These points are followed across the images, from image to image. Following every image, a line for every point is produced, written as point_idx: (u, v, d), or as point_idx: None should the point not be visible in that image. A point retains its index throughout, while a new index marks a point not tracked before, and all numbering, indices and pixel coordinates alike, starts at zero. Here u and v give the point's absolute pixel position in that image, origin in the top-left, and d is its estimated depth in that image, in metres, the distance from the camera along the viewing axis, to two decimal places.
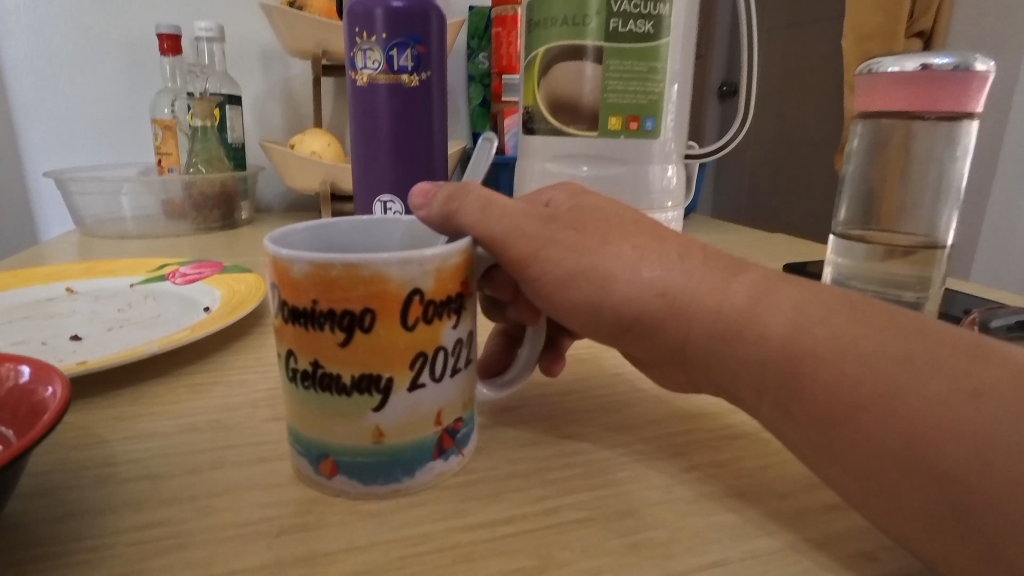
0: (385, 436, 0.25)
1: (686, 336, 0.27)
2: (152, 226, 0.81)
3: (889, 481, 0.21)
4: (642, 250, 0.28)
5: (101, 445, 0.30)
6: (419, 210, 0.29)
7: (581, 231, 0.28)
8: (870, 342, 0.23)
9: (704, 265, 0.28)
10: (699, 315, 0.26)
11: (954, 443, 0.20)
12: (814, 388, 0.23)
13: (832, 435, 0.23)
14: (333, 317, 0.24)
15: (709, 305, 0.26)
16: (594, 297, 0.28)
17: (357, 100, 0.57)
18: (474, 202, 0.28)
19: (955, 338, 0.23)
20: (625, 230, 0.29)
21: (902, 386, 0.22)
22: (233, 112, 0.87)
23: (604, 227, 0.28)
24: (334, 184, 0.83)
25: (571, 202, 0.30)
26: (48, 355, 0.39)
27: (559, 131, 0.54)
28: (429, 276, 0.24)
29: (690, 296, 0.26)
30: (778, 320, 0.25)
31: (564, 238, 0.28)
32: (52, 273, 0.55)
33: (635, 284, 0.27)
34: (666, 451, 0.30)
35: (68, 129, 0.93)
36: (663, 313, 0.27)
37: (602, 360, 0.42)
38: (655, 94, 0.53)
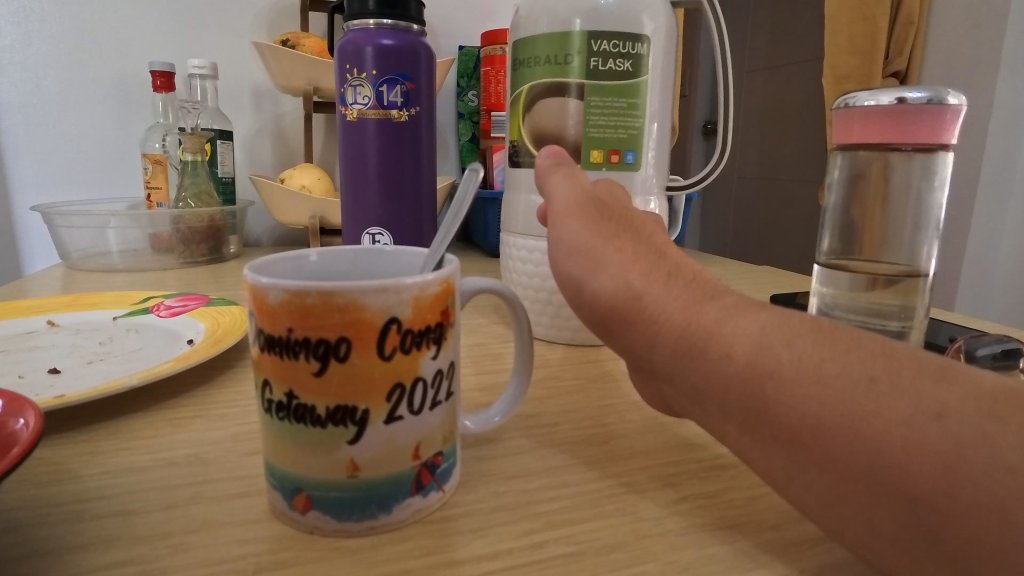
0: (359, 470, 0.24)
1: (651, 342, 0.26)
2: (138, 260, 0.81)
3: (856, 500, 0.21)
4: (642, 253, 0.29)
5: (73, 481, 0.29)
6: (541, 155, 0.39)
7: (604, 221, 0.31)
8: (833, 364, 0.22)
9: (681, 284, 0.27)
10: (666, 328, 0.26)
11: (917, 463, 0.19)
12: (778, 409, 0.22)
13: (799, 457, 0.22)
14: (307, 345, 0.23)
15: (677, 323, 0.25)
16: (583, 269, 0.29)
17: (345, 135, 0.57)
18: (564, 173, 0.36)
19: (921, 361, 0.22)
20: (651, 238, 0.31)
21: (864, 408, 0.21)
22: (224, 147, 0.88)
23: (626, 229, 0.31)
24: (323, 218, 0.84)
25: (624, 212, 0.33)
26: (24, 389, 0.39)
27: None
28: (406, 304, 0.24)
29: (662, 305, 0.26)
30: (741, 340, 0.24)
31: (594, 220, 0.31)
32: (33, 306, 0.54)
33: (618, 272, 0.28)
34: (654, 483, 0.30)
35: (58, 165, 0.93)
36: (635, 314, 0.27)
37: (590, 391, 0.42)
38: (635, 129, 0.54)
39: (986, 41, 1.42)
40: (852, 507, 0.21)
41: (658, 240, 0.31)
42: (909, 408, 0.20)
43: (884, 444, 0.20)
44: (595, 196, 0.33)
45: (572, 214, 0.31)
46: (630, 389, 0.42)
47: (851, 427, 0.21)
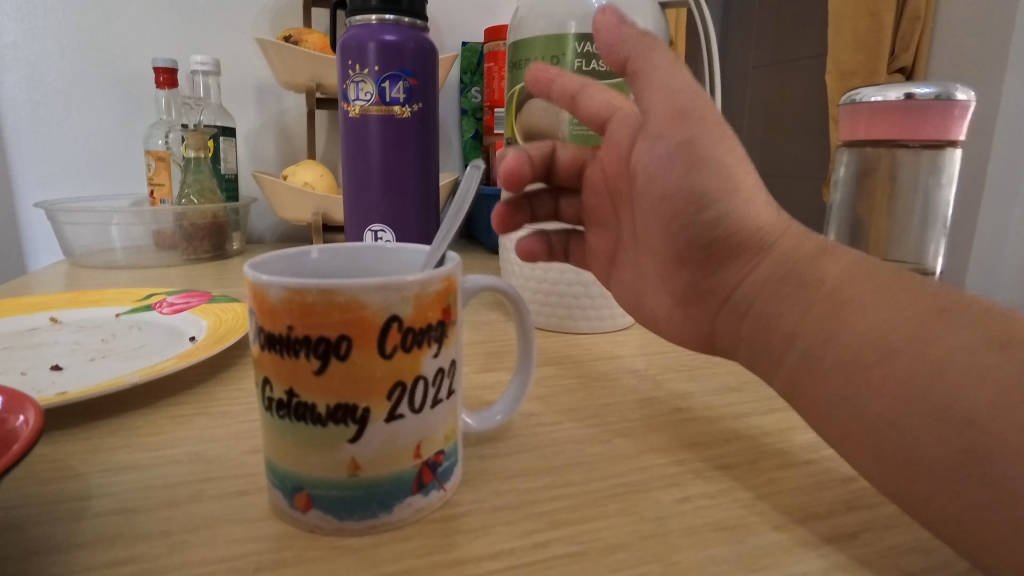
0: (361, 468, 0.24)
1: (743, 277, 0.31)
2: (141, 257, 0.81)
3: (907, 423, 0.24)
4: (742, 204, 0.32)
5: (75, 478, 0.29)
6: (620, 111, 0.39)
7: (706, 169, 0.33)
8: (906, 302, 0.26)
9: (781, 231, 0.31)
10: (764, 263, 0.31)
11: (965, 391, 0.23)
12: (851, 327, 0.26)
13: (857, 376, 0.26)
14: (308, 344, 0.23)
15: (767, 259, 0.31)
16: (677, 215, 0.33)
17: (348, 132, 0.57)
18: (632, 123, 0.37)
19: (979, 310, 0.25)
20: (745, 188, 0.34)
21: (925, 336, 0.25)
22: (227, 144, 0.88)
23: (726, 179, 0.33)
24: (326, 215, 0.84)
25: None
26: (27, 386, 0.39)
27: None
28: (408, 302, 0.24)
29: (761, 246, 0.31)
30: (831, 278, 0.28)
31: (687, 169, 0.33)
32: (36, 303, 0.54)
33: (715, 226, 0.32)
34: (658, 482, 0.30)
35: (62, 162, 0.93)
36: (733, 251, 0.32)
37: (593, 388, 0.42)
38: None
39: (994, 37, 1.40)
40: (897, 426, 0.24)
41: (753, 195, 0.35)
42: (962, 343, 0.24)
43: (938, 372, 0.24)
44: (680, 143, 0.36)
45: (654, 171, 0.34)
46: (634, 387, 0.42)
47: (911, 351, 0.25)
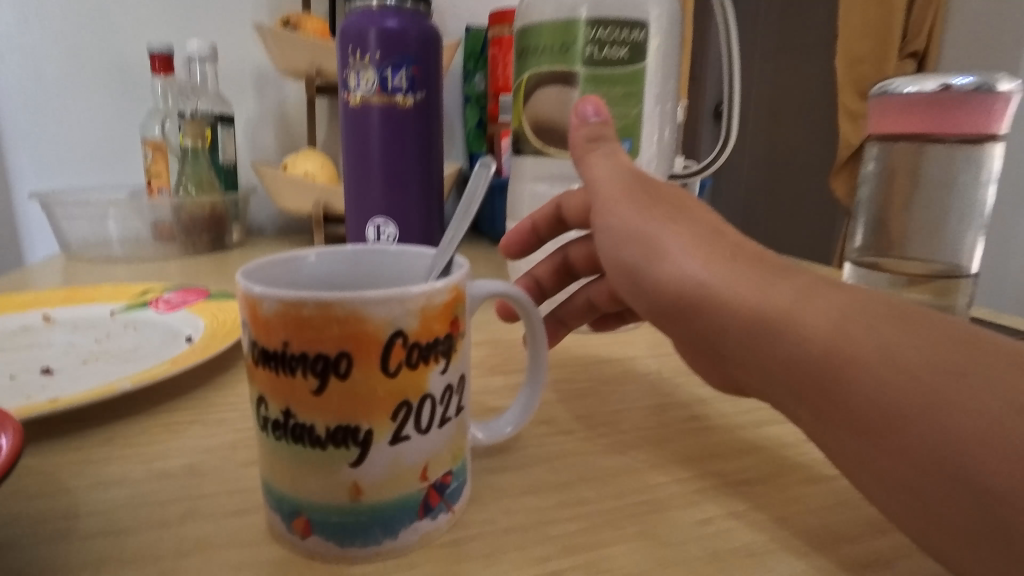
0: (363, 493, 0.23)
1: (716, 325, 0.26)
2: (140, 249, 0.80)
3: (934, 499, 0.20)
4: (707, 234, 0.29)
5: (60, 494, 0.27)
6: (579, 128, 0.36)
7: (657, 202, 0.30)
8: (908, 347, 0.22)
9: (745, 265, 0.27)
10: (729, 310, 0.26)
11: (1007, 463, 0.19)
12: (856, 394, 0.22)
13: (865, 443, 0.22)
14: (305, 361, 0.21)
15: (747, 305, 0.25)
16: (640, 256, 0.29)
17: (348, 122, 0.55)
18: (606, 149, 0.34)
19: (999, 349, 0.21)
20: (702, 211, 0.31)
21: (937, 391, 0.20)
22: (225, 133, 0.86)
23: (677, 208, 0.30)
24: (327, 206, 0.82)
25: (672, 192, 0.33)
26: (17, 391, 0.37)
27: (542, 153, 0.50)
28: (413, 315, 0.22)
29: (725, 288, 0.26)
30: (816, 320, 0.23)
31: (649, 205, 0.30)
32: (28, 300, 0.53)
33: (676, 263, 0.28)
34: (677, 501, 0.28)
35: (57, 152, 0.91)
36: (697, 301, 0.27)
37: (605, 393, 0.40)
38: (636, 115, 0.48)
39: None
40: (925, 499, 0.20)
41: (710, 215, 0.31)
42: (988, 400, 0.20)
43: (957, 432, 0.19)
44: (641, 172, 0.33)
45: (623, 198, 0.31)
46: (648, 391, 0.40)
47: (925, 417, 0.20)
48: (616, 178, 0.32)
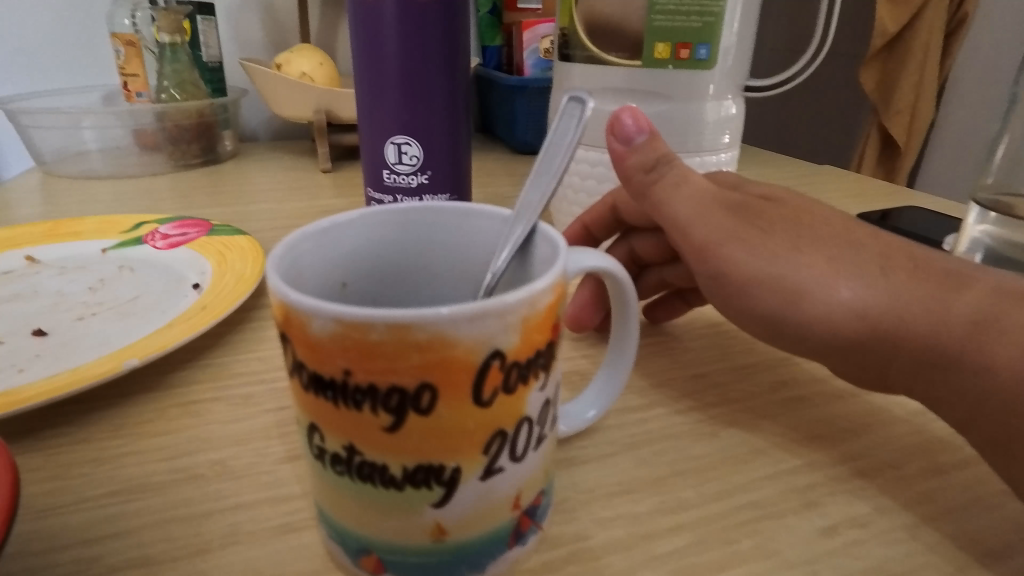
0: (447, 533, 0.19)
1: (890, 357, 0.24)
2: (123, 163, 0.71)
3: None
4: (848, 249, 0.25)
5: (78, 508, 0.23)
6: (620, 144, 0.28)
7: (771, 231, 0.26)
8: None
9: (913, 280, 0.24)
10: (910, 340, 0.24)
11: None
12: None
13: None
14: (373, 394, 0.16)
15: (926, 338, 0.23)
16: (775, 297, 0.25)
17: (359, 17, 0.46)
18: (672, 175, 0.28)
19: None
20: (820, 215, 0.27)
21: None
22: (205, 25, 0.74)
23: (798, 227, 0.26)
24: (329, 112, 0.72)
25: (767, 199, 0.28)
26: (7, 360, 0.32)
27: (598, 60, 0.42)
28: (512, 330, 0.16)
29: (897, 319, 0.24)
30: (1009, 354, 0.22)
31: (763, 242, 0.26)
32: (5, 237, 0.46)
33: (825, 296, 0.25)
34: (790, 505, 0.25)
35: (13, 48, 0.80)
36: (862, 334, 0.24)
37: (676, 352, 0.35)
38: (716, 13, 0.39)
39: None
40: None
41: (827, 215, 0.28)
42: None
43: None
44: (724, 192, 0.28)
45: (727, 231, 0.26)
46: (725, 349, 0.36)
47: None
48: (701, 213, 0.27)
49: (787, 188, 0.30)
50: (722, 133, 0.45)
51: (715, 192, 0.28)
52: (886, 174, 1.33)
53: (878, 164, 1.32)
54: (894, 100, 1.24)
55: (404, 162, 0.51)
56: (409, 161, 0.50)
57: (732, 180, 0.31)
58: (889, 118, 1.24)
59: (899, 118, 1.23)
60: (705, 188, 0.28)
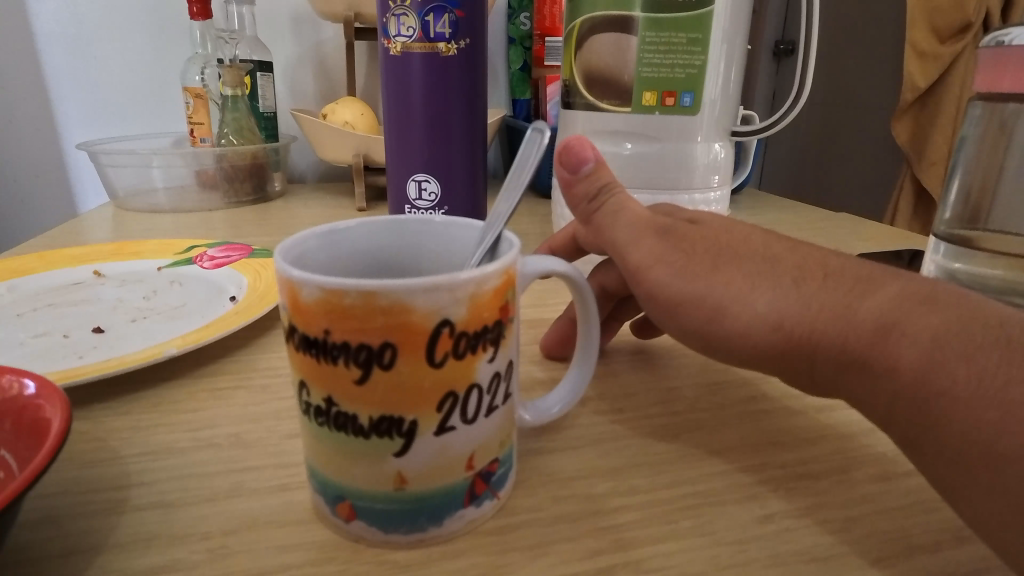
0: (407, 482, 0.22)
1: (810, 364, 0.26)
2: (185, 199, 0.80)
3: None
4: (765, 267, 0.28)
5: (113, 463, 0.28)
6: (568, 172, 0.32)
7: (693, 253, 0.29)
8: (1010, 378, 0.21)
9: (825, 287, 0.26)
10: (823, 346, 0.25)
11: None
12: (950, 427, 0.22)
13: (964, 477, 0.21)
14: (347, 350, 0.20)
15: (837, 342, 0.25)
16: (699, 315, 0.28)
17: (389, 71, 0.52)
18: (611, 204, 0.32)
19: None
20: (746, 238, 0.30)
21: None
22: (264, 79, 0.84)
23: (719, 249, 0.29)
24: (367, 156, 0.80)
25: (700, 224, 0.31)
26: (70, 350, 0.37)
27: (594, 107, 0.47)
28: (461, 303, 0.20)
29: (807, 326, 0.25)
30: (908, 352, 0.23)
31: (686, 264, 0.29)
32: (78, 255, 0.53)
33: (743, 310, 0.27)
34: (734, 495, 0.27)
35: (103, 100, 0.92)
36: (780, 346, 0.26)
37: (656, 368, 0.38)
38: (699, 66, 0.44)
39: None
40: None
41: (755, 237, 0.30)
42: None
43: None
44: (657, 217, 0.31)
45: (654, 255, 0.29)
46: (703, 366, 0.38)
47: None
48: (636, 236, 0.30)
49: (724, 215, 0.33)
50: (712, 174, 0.49)
51: (650, 216, 0.31)
52: (923, 226, 1.32)
53: (913, 216, 1.32)
54: (927, 152, 1.25)
55: (424, 198, 0.56)
56: (427, 198, 0.56)
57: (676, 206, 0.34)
58: (923, 169, 1.25)
59: (932, 169, 1.23)
60: (641, 215, 0.31)
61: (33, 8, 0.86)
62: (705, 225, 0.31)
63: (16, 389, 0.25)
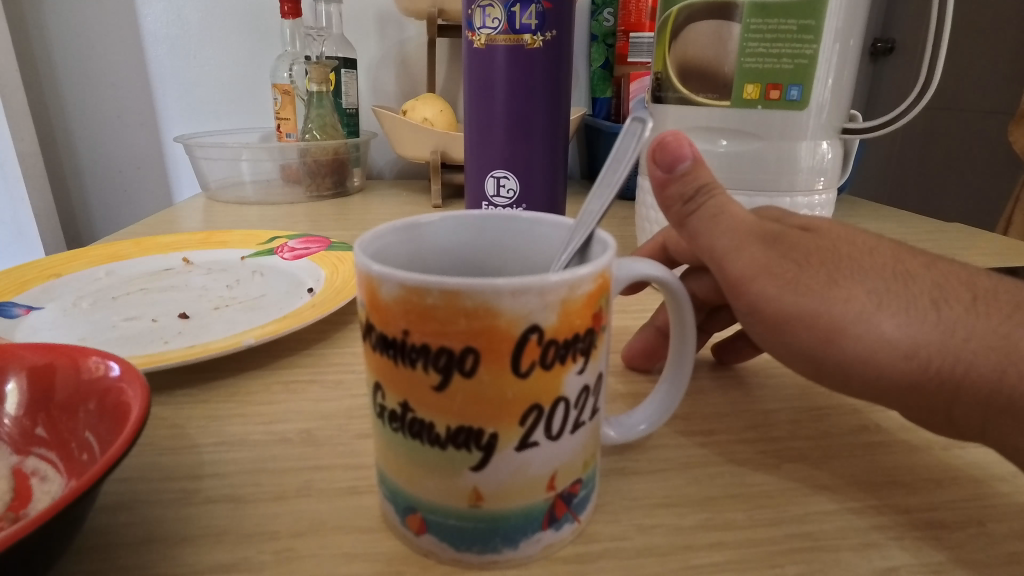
0: (483, 500, 0.20)
1: (950, 400, 0.24)
2: (269, 192, 0.82)
3: None
4: (895, 283, 0.25)
5: (190, 451, 0.28)
6: (659, 170, 0.27)
7: (807, 264, 0.26)
8: None
9: (968, 313, 0.24)
10: (972, 383, 0.23)
11: None
12: None
13: None
14: (426, 354, 0.19)
15: (991, 381, 0.23)
16: (815, 332, 0.25)
17: (472, 65, 0.51)
18: (710, 208, 0.27)
19: None
20: (866, 246, 0.27)
21: None
22: (348, 77, 0.85)
23: (837, 258, 0.26)
24: (445, 153, 0.79)
25: (813, 230, 0.28)
26: (157, 335, 0.38)
27: (688, 101, 0.44)
28: (551, 309, 0.19)
29: (953, 359, 0.23)
30: None
31: (801, 277, 0.25)
32: (171, 242, 0.55)
33: (874, 336, 0.24)
34: (850, 541, 0.23)
35: (201, 96, 0.97)
36: (915, 377, 0.24)
37: (749, 387, 0.35)
38: (809, 55, 0.41)
39: None
40: None
41: (874, 245, 0.27)
42: None
43: None
44: (763, 221, 0.28)
45: (761, 266, 0.26)
46: (804, 388, 0.34)
47: None
48: (739, 245, 0.26)
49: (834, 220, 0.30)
50: (817, 176, 0.45)
51: (756, 222, 0.27)
52: None
53: None
54: None
55: (502, 195, 0.55)
56: (505, 194, 0.55)
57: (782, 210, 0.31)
58: None
59: None
60: (745, 219, 0.27)
61: (141, 9, 0.92)
62: (815, 232, 0.28)
63: (102, 369, 0.25)
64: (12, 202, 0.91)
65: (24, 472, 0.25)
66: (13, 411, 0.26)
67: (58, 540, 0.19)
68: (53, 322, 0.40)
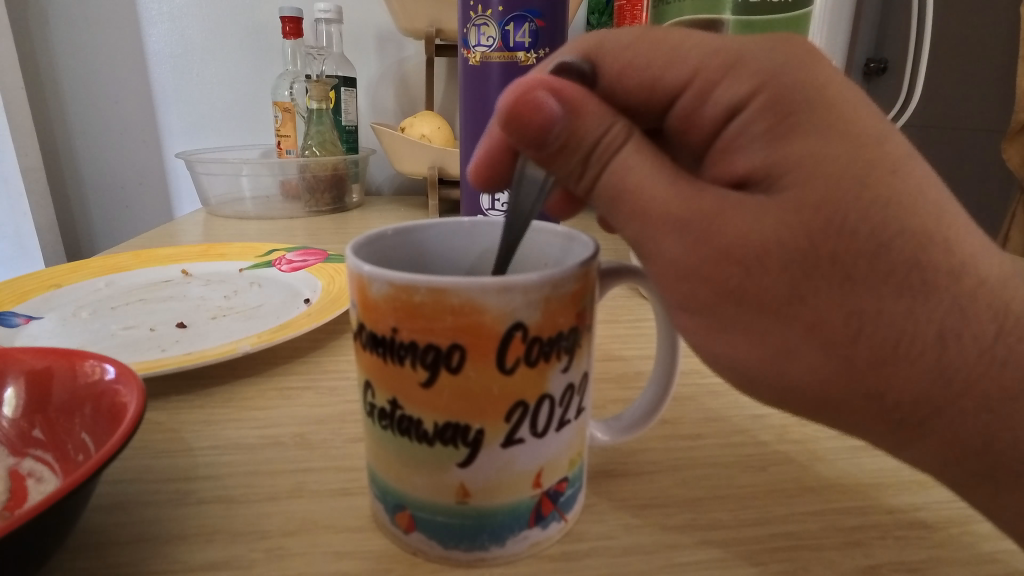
0: (470, 496, 0.20)
1: (845, 426, 0.24)
2: (269, 207, 0.83)
3: None
4: (811, 337, 0.22)
5: (184, 453, 0.28)
6: (528, 140, 0.23)
7: (725, 299, 0.23)
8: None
9: (885, 364, 0.22)
10: (863, 417, 0.23)
11: None
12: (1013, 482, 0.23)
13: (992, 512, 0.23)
14: (414, 350, 0.19)
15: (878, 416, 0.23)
16: (736, 366, 0.25)
17: (469, 82, 0.52)
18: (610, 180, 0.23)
19: None
20: (848, 265, 0.21)
21: None
22: (347, 94, 0.87)
23: (758, 297, 0.22)
24: (442, 169, 0.80)
25: (785, 229, 0.21)
26: (152, 344, 0.39)
27: None
28: (535, 306, 0.19)
29: (845, 399, 0.23)
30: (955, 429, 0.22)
31: (726, 318, 0.24)
32: (170, 255, 0.56)
33: (778, 367, 0.23)
34: (832, 540, 0.23)
35: (203, 114, 0.98)
36: (817, 403, 0.24)
37: (739, 392, 0.35)
38: None
39: None
40: None
41: (862, 258, 0.21)
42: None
43: None
44: (691, 194, 0.22)
45: (668, 260, 0.23)
46: None
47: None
48: (666, 250, 0.23)
49: (825, 133, 0.21)
50: None
51: (704, 228, 0.22)
52: None
53: None
54: None
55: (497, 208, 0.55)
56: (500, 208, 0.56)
57: (767, 63, 0.21)
58: None
59: None
60: (653, 193, 0.23)
61: (146, 30, 0.94)
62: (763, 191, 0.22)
63: (98, 373, 0.26)
64: (15, 217, 0.93)
65: (21, 473, 0.26)
66: (11, 414, 0.27)
67: (53, 536, 0.19)
68: (52, 331, 0.41)
